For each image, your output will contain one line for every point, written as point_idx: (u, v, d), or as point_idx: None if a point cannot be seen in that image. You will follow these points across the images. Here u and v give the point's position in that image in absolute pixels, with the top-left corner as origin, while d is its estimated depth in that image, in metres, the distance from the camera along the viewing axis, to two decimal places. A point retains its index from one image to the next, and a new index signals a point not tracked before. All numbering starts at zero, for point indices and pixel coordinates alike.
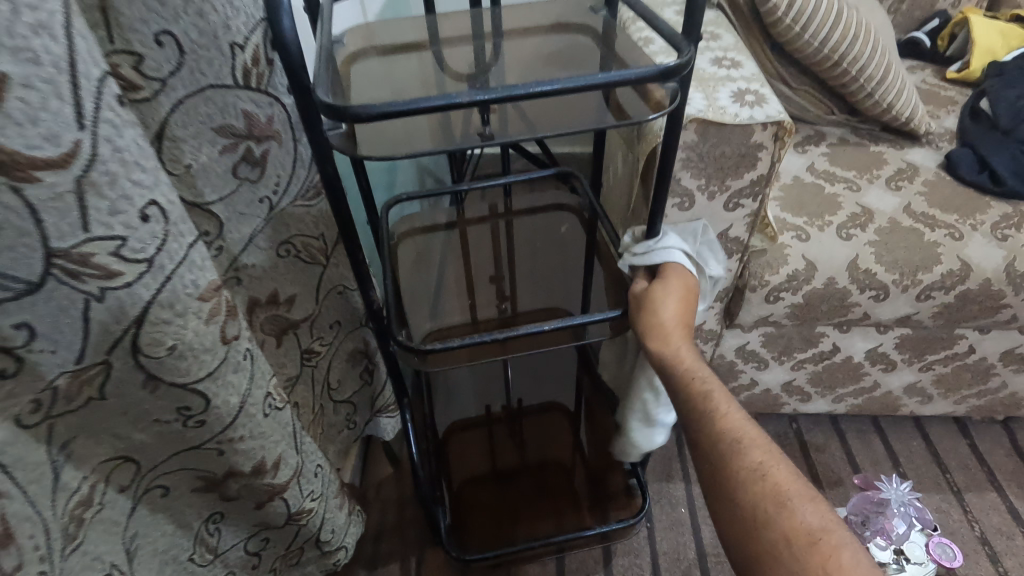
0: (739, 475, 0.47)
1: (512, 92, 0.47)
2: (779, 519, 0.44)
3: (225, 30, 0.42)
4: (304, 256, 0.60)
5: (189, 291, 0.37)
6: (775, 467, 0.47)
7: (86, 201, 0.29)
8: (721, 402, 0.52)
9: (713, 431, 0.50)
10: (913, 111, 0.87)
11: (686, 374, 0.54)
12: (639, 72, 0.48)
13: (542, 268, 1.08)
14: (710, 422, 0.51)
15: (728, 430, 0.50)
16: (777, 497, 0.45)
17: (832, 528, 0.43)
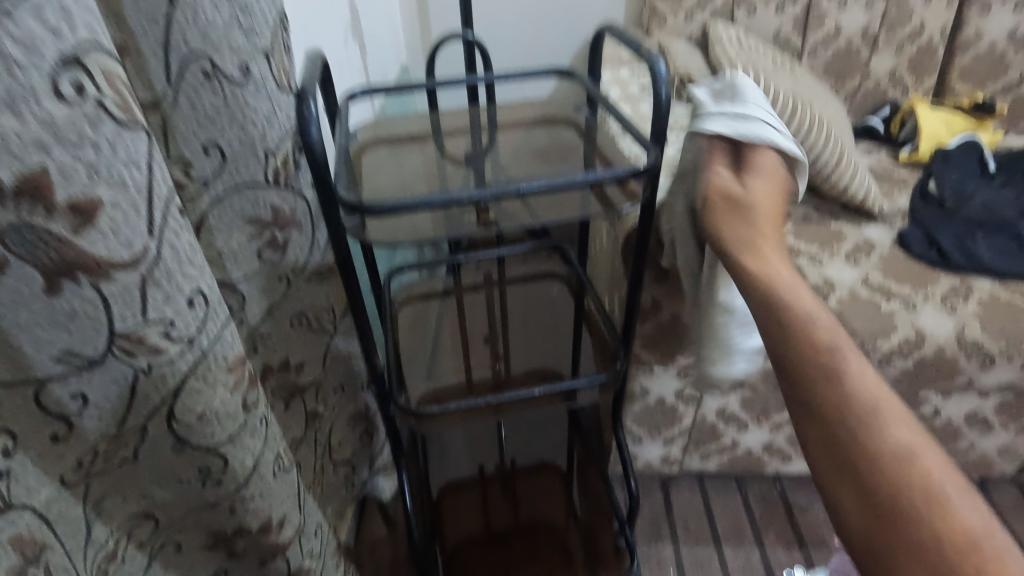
0: (886, 468, 0.51)
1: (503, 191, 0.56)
2: (952, 515, 0.47)
3: (262, 141, 0.49)
4: (314, 326, 0.66)
5: (220, 363, 0.42)
6: (934, 464, 0.51)
7: (147, 292, 0.35)
8: (884, 395, 0.57)
9: (871, 425, 0.55)
10: (867, 192, 0.96)
11: (858, 383, 0.57)
12: (611, 173, 0.57)
13: (534, 332, 1.15)
14: (868, 414, 0.55)
15: (882, 422, 0.55)
16: (938, 490, 0.49)
17: (988, 529, 0.47)
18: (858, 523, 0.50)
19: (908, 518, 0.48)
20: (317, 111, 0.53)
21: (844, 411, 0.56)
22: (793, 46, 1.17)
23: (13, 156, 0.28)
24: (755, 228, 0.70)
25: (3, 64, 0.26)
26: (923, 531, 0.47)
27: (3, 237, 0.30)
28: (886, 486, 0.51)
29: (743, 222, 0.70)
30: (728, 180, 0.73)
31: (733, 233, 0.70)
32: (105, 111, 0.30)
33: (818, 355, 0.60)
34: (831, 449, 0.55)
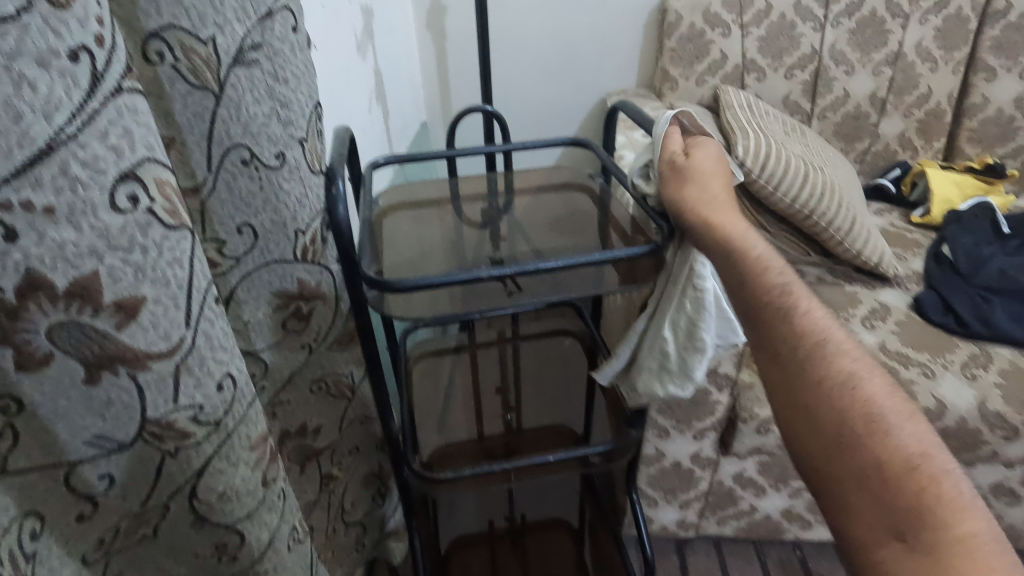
0: (877, 458, 0.51)
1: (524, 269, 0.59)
2: (933, 500, 0.47)
3: (293, 221, 0.51)
4: (333, 392, 0.66)
5: (243, 443, 0.43)
6: (922, 444, 0.51)
7: (179, 379, 0.36)
8: (880, 394, 0.54)
9: (846, 411, 0.54)
10: (881, 256, 0.96)
11: (824, 359, 0.57)
12: (629, 252, 0.62)
13: (547, 389, 1.15)
14: (857, 407, 0.54)
15: (874, 417, 0.53)
16: (932, 477, 0.49)
17: (988, 531, 0.46)
18: (876, 537, 0.49)
19: (928, 518, 0.47)
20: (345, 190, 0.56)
21: (829, 391, 0.55)
22: (802, 109, 1.20)
23: (69, 263, 0.29)
24: (703, 189, 0.61)
25: (68, 183, 0.28)
26: (913, 520, 0.47)
27: (51, 334, 0.31)
28: (899, 484, 0.49)
29: (697, 184, 0.61)
30: (675, 149, 0.64)
31: (692, 195, 0.60)
32: (154, 217, 0.32)
33: (803, 332, 0.59)
34: (820, 431, 0.55)
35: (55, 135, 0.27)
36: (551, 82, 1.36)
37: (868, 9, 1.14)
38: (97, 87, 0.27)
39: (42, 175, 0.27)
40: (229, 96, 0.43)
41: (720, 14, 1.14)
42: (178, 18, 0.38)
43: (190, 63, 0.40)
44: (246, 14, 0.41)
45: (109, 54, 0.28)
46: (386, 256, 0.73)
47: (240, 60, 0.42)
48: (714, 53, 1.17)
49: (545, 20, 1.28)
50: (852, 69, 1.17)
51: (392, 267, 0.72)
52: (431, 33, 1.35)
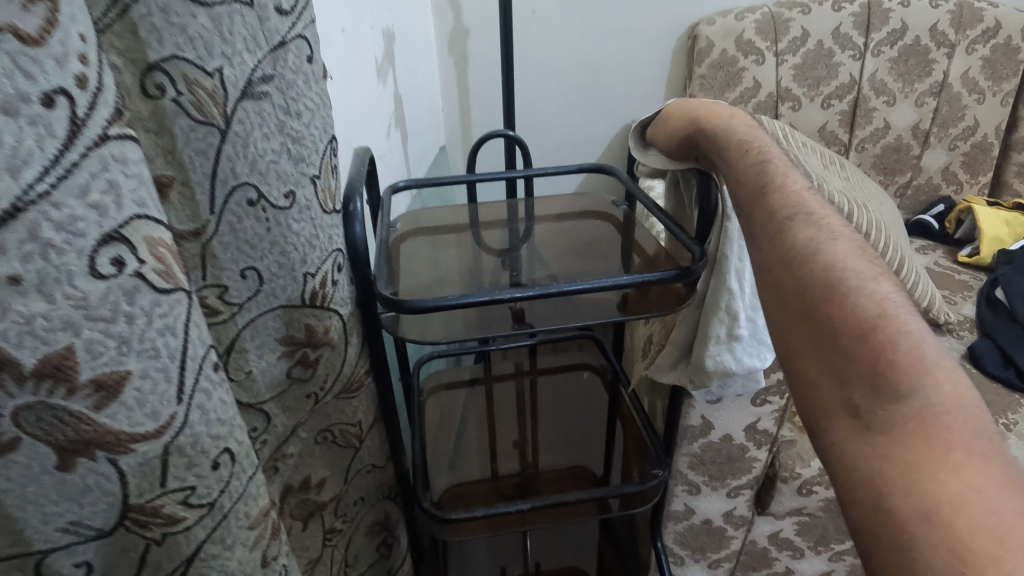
0: (852, 342, 0.44)
1: (549, 290, 0.54)
2: (911, 386, 0.40)
3: (302, 264, 0.47)
4: (340, 441, 0.61)
5: (241, 522, 0.38)
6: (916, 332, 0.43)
7: (169, 460, 0.32)
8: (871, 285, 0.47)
9: (821, 294, 0.48)
10: (931, 300, 0.90)
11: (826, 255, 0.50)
12: (659, 275, 0.57)
13: (564, 422, 1.08)
14: (833, 290, 0.47)
15: (853, 300, 0.46)
16: (918, 362, 0.41)
17: (979, 435, 0.37)
18: (838, 417, 0.43)
19: (894, 393, 0.40)
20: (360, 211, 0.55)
21: (803, 276, 0.50)
22: (839, 140, 1.15)
23: (39, 340, 0.25)
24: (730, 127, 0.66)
25: (39, 250, 0.23)
26: (880, 399, 0.41)
27: (18, 419, 0.27)
28: (866, 365, 0.42)
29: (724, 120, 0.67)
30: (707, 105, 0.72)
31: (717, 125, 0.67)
32: (143, 280, 0.27)
33: (787, 223, 0.55)
34: (812, 327, 0.47)
35: (22, 194, 0.22)
36: (575, 107, 1.32)
37: (910, 39, 1.09)
38: (77, 135, 0.23)
39: (7, 242, 0.22)
40: (235, 133, 0.39)
41: (754, 41, 1.10)
42: (182, 49, 0.34)
43: (195, 99, 0.36)
44: (258, 44, 0.38)
45: (93, 97, 0.23)
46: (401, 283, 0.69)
47: (248, 93, 0.38)
48: (747, 81, 1.12)
49: (571, 45, 1.25)
50: (893, 100, 1.12)
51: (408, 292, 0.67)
52: (453, 57, 1.33)
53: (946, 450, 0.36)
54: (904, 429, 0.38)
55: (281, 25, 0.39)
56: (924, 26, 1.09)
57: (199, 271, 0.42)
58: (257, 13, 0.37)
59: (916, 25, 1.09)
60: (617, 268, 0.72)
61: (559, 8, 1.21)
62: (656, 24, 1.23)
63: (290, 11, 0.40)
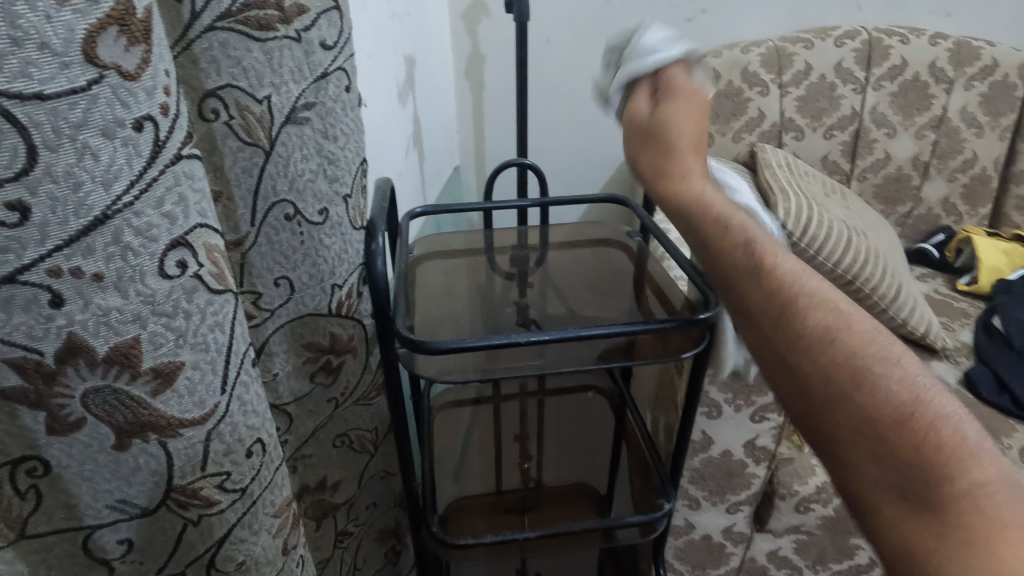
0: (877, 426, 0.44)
1: (562, 336, 0.57)
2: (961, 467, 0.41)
3: (330, 276, 0.50)
4: (355, 446, 0.63)
5: (267, 509, 0.41)
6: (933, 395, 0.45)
7: (210, 446, 0.35)
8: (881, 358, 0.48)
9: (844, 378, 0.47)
10: (927, 326, 0.93)
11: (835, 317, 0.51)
12: (671, 322, 0.59)
13: (570, 446, 1.10)
14: (853, 360, 0.47)
15: (876, 371, 0.47)
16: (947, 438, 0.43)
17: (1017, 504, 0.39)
18: (882, 500, 0.43)
19: (943, 471, 0.41)
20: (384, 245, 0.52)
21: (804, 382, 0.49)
22: (842, 169, 1.19)
23: (112, 330, 0.29)
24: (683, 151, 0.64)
25: (119, 251, 0.27)
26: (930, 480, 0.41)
27: (86, 401, 0.30)
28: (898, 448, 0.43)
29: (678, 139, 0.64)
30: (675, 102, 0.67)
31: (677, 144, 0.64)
32: (200, 282, 0.31)
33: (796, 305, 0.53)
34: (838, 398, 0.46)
35: (111, 204, 0.26)
36: (585, 132, 1.37)
37: (909, 74, 1.13)
38: (158, 154, 0.27)
39: (95, 245, 0.26)
40: (279, 153, 0.43)
41: (759, 73, 1.15)
42: (237, 79, 0.39)
43: (244, 122, 0.40)
44: (304, 75, 0.42)
45: (172, 123, 0.27)
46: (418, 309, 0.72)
47: (293, 118, 0.42)
48: (752, 111, 1.16)
49: (583, 72, 1.30)
50: (894, 132, 1.16)
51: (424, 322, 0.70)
52: (469, 81, 1.38)
53: (1003, 529, 0.38)
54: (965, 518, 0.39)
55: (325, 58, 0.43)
56: (924, 63, 1.13)
57: (237, 277, 0.46)
58: (305, 46, 0.41)
59: (916, 61, 1.13)
60: (629, 305, 0.74)
61: (572, 38, 1.26)
62: None
63: (335, 45, 0.43)
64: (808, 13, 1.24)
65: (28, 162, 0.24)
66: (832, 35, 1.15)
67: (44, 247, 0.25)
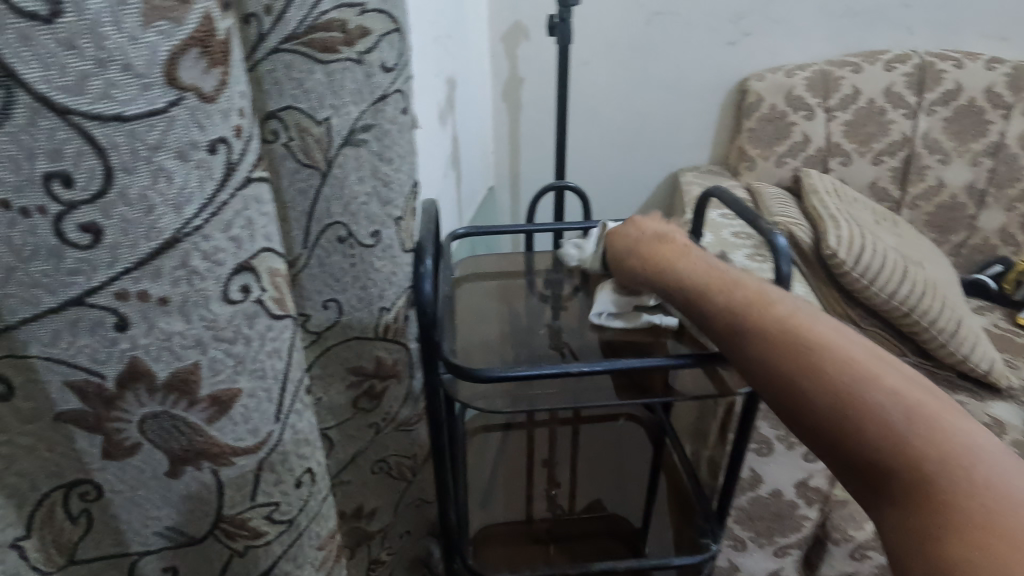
0: (867, 417, 0.35)
1: (618, 368, 0.54)
2: (883, 437, 0.34)
3: (379, 300, 0.49)
4: (394, 472, 0.62)
5: (312, 542, 0.39)
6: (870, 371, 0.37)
7: (263, 476, 0.34)
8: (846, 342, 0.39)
9: (848, 367, 0.37)
10: (991, 364, 0.87)
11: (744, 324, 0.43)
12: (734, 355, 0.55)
13: (606, 474, 1.05)
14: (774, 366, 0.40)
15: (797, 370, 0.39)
16: (903, 419, 0.34)
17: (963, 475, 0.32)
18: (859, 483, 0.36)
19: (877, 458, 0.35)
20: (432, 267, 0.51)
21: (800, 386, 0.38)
22: (891, 196, 1.14)
23: (173, 355, 0.28)
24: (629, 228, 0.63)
25: (186, 275, 0.26)
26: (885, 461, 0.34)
27: (143, 426, 0.29)
28: (870, 443, 0.35)
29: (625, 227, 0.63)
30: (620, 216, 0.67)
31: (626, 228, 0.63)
32: (261, 306, 0.30)
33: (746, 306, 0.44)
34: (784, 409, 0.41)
35: (182, 228, 0.25)
36: (622, 153, 1.36)
37: (963, 100, 1.10)
38: (230, 176, 0.26)
39: (163, 267, 0.26)
40: (335, 173, 0.42)
41: (804, 98, 1.13)
42: (298, 100, 0.38)
43: (302, 143, 0.40)
44: (365, 93, 0.41)
45: (245, 144, 0.26)
46: (460, 338, 0.72)
47: (351, 140, 0.42)
48: (796, 135, 1.14)
49: (622, 95, 1.29)
50: (947, 158, 1.12)
51: (466, 352, 0.69)
52: (507, 103, 1.39)
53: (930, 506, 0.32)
54: (952, 542, 0.30)
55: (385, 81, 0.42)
56: (979, 88, 1.09)
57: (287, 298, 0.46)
58: (366, 68, 0.40)
59: (970, 86, 1.10)
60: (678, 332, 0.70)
61: (612, 61, 1.25)
62: (706, 78, 1.26)
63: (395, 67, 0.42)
64: (855, 37, 1.21)
65: (104, 184, 0.23)
66: (882, 60, 1.12)
67: (114, 270, 0.25)
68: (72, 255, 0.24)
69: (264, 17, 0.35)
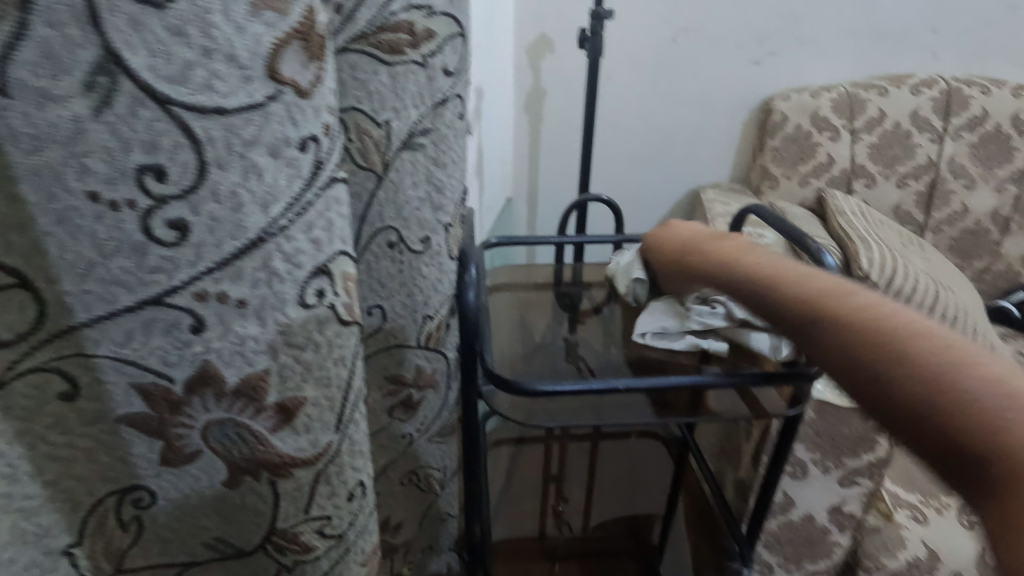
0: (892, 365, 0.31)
1: (665, 385, 0.51)
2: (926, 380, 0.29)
3: (424, 307, 0.48)
4: (423, 485, 0.60)
5: (357, 559, 0.37)
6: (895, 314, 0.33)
7: (320, 489, 0.32)
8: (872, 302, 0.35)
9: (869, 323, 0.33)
10: None
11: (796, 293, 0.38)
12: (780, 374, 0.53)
13: (622, 491, 1.03)
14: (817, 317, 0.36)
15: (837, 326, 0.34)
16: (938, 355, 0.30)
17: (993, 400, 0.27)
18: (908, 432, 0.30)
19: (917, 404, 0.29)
20: (474, 276, 0.52)
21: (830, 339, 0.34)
22: (914, 220, 1.14)
23: (244, 359, 0.27)
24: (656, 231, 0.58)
25: (266, 277, 0.25)
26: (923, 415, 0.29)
27: (206, 432, 0.28)
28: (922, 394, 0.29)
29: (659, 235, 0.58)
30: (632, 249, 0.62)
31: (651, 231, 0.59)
32: (333, 312, 0.29)
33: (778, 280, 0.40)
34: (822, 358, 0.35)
35: (267, 227, 0.24)
36: (643, 168, 1.36)
37: (989, 126, 1.10)
38: (316, 176, 0.25)
39: (244, 268, 0.24)
40: (392, 176, 0.41)
41: (829, 118, 1.13)
42: (361, 102, 0.38)
43: (362, 145, 0.39)
44: (427, 96, 0.40)
45: (332, 143, 0.25)
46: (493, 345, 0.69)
47: (410, 144, 0.41)
48: (820, 156, 1.13)
49: (645, 110, 1.29)
50: (972, 183, 1.11)
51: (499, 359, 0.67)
52: (528, 114, 1.38)
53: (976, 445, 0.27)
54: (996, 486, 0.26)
55: (446, 86, 0.41)
56: (1005, 115, 1.10)
57: None
58: (429, 71, 0.39)
59: (996, 113, 1.10)
60: None
61: (636, 77, 1.25)
62: (730, 96, 1.26)
63: (455, 72, 0.41)
64: (879, 61, 1.22)
65: (197, 178, 0.22)
66: (908, 83, 1.13)
67: (196, 269, 0.24)
68: (156, 252, 0.23)
69: (335, 16, 0.34)
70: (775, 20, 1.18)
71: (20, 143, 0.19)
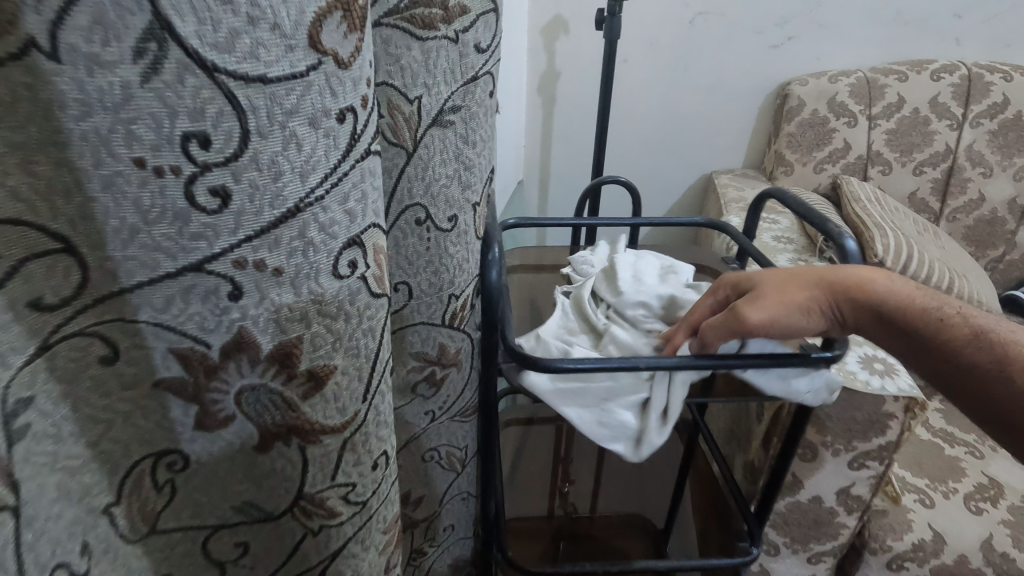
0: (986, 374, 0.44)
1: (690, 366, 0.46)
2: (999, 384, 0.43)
3: (449, 285, 0.48)
4: (444, 463, 0.61)
5: (379, 526, 0.38)
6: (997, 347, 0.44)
7: (347, 455, 0.33)
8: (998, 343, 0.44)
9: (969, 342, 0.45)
10: None
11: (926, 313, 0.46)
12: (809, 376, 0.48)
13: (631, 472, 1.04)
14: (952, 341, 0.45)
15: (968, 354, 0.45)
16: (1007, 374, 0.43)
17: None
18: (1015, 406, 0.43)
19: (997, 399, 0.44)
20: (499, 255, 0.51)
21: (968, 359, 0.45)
22: (930, 208, 1.13)
23: (280, 327, 0.27)
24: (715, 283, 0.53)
25: (303, 246, 0.26)
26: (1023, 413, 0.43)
27: (241, 397, 0.29)
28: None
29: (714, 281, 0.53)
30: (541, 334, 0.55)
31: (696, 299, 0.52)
32: (364, 284, 0.29)
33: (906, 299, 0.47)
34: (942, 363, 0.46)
35: (305, 196, 0.25)
36: (656, 152, 1.35)
37: (1010, 114, 1.09)
38: (353, 147, 0.26)
39: (283, 237, 0.25)
40: (421, 152, 0.42)
41: (848, 104, 1.12)
42: (393, 77, 0.38)
43: (392, 121, 0.39)
44: (458, 73, 0.40)
45: (368, 114, 0.26)
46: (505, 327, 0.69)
47: (439, 120, 0.41)
48: (837, 142, 1.13)
49: (661, 94, 1.28)
50: (990, 172, 1.10)
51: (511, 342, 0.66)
52: (542, 96, 1.37)
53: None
54: None
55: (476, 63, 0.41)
56: None
57: None
58: (460, 47, 0.39)
59: (1017, 100, 1.09)
60: None
61: (653, 59, 1.24)
62: (747, 79, 1.25)
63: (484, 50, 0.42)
64: (901, 46, 1.20)
65: (240, 147, 0.23)
66: (929, 69, 1.11)
67: (236, 237, 0.24)
68: (199, 218, 0.23)
69: None
70: (796, 3, 1.16)
71: (70, 109, 0.20)
